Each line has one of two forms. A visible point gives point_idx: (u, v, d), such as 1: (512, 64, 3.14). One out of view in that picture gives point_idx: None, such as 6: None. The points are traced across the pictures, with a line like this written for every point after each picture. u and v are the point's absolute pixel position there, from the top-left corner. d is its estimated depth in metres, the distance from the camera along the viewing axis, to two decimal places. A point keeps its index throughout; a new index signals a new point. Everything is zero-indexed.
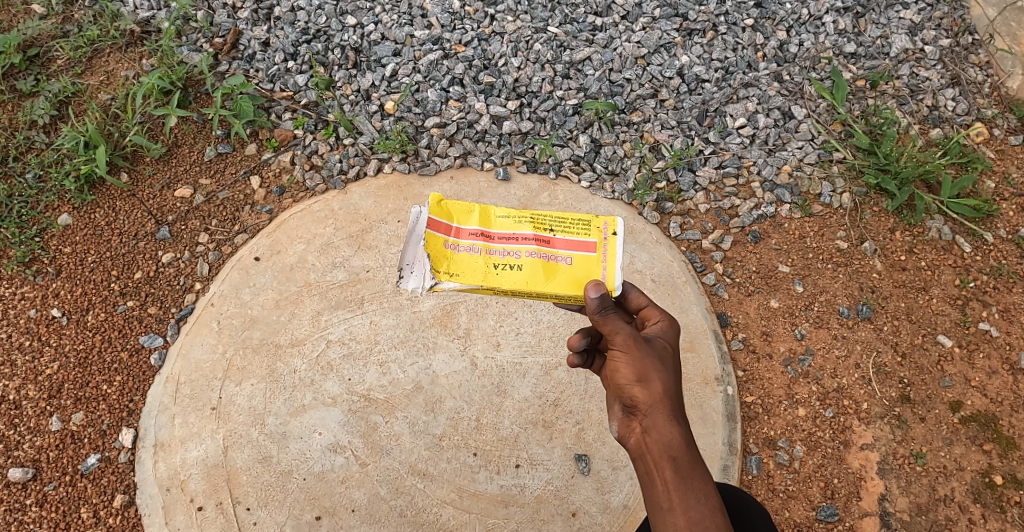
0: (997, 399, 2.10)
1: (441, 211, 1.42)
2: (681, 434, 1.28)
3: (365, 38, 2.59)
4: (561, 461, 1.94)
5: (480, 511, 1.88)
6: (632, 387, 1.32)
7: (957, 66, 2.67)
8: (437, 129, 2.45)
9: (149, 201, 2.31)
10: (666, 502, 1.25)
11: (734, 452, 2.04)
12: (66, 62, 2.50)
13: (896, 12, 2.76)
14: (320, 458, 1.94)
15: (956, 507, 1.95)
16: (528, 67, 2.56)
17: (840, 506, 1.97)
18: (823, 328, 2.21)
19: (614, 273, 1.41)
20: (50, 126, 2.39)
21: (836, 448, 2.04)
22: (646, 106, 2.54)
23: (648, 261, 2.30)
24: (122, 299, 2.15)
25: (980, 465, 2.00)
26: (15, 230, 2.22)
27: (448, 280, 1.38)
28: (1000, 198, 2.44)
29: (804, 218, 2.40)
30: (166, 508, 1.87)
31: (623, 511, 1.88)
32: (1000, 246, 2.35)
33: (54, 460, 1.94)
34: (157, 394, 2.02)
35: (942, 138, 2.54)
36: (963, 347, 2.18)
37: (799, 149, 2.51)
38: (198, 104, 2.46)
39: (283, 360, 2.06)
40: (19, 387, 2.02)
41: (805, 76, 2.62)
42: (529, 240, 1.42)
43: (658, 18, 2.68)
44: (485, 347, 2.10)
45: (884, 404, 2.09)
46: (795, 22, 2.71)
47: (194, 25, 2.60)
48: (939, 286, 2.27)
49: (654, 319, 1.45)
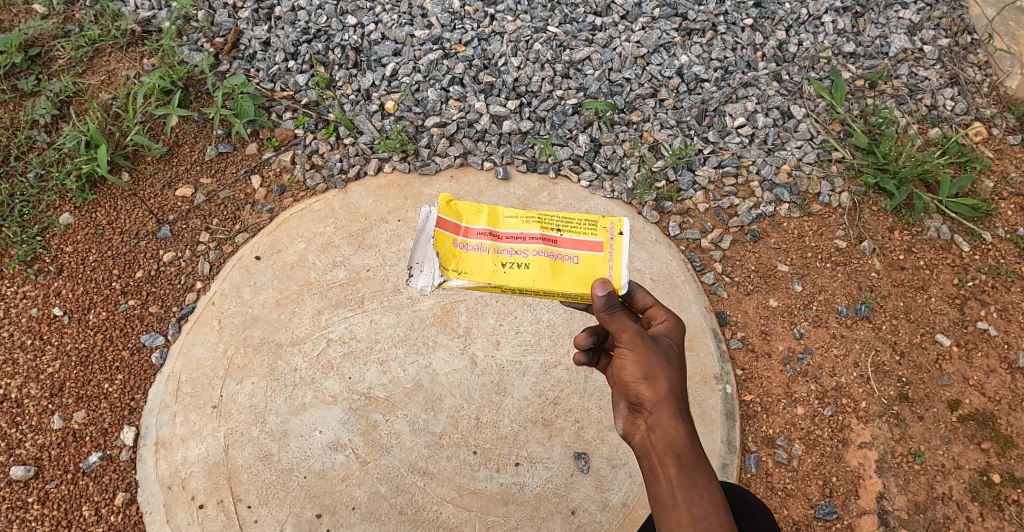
0: (995, 398, 2.11)
1: (451, 211, 1.45)
2: (686, 432, 1.29)
3: (365, 37, 2.60)
4: (560, 459, 1.95)
5: (480, 509, 1.89)
6: (638, 384, 1.34)
7: (956, 66, 2.68)
8: (437, 129, 2.46)
9: (150, 200, 2.31)
10: (669, 500, 1.24)
11: (733, 450, 2.05)
12: (67, 62, 2.51)
13: (895, 12, 2.76)
14: (320, 456, 1.95)
15: (954, 505, 1.96)
16: (528, 67, 2.56)
17: (838, 504, 1.98)
18: (822, 327, 2.22)
19: (620, 272, 1.41)
20: (51, 126, 2.40)
21: (834, 446, 2.05)
22: (646, 105, 2.55)
23: (648, 260, 2.30)
24: (123, 298, 2.16)
25: (978, 463, 2.01)
26: (16, 229, 2.23)
27: (456, 278, 1.39)
28: (998, 197, 2.45)
29: (803, 218, 2.40)
30: (167, 506, 1.88)
31: (622, 509, 1.89)
32: (998, 245, 2.36)
33: (56, 458, 1.95)
34: (158, 392, 2.03)
35: (940, 138, 2.55)
36: (961, 346, 2.18)
37: (798, 148, 2.51)
38: (199, 104, 2.47)
39: (284, 358, 2.07)
40: (21, 386, 2.03)
41: (804, 76, 2.63)
42: (536, 239, 1.42)
43: (657, 17, 2.68)
44: (484, 345, 2.10)
45: (882, 403, 2.10)
46: (794, 22, 2.72)
47: (194, 24, 2.61)
48: (937, 285, 2.28)
49: (660, 318, 1.47)
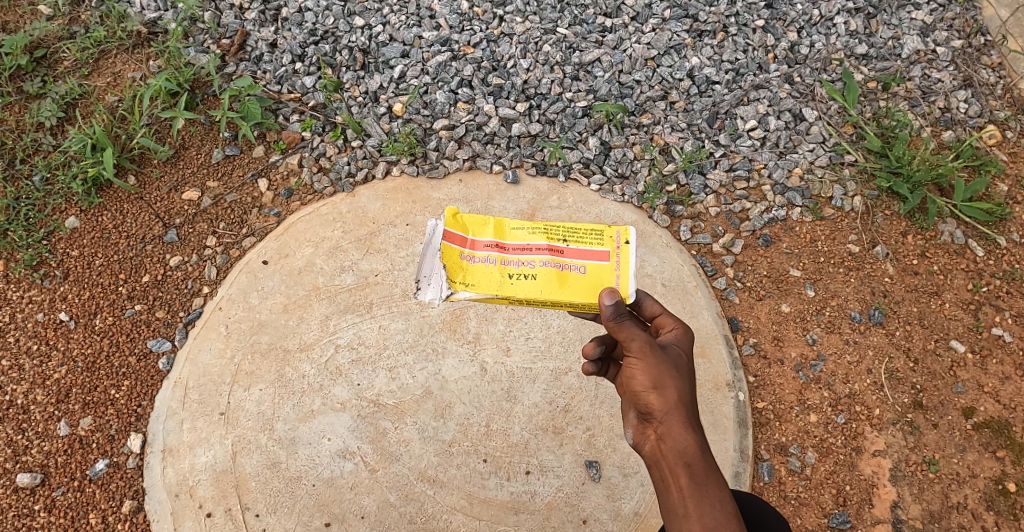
0: (1010, 405, 2.08)
1: (457, 224, 1.41)
2: (697, 441, 1.26)
3: (373, 39, 2.57)
4: (571, 468, 1.93)
5: (491, 518, 1.86)
6: (647, 394, 1.31)
7: (969, 68, 2.65)
8: (445, 131, 2.44)
9: (157, 204, 2.30)
10: (680, 509, 1.22)
11: (745, 458, 2.02)
12: (73, 64, 2.49)
13: (908, 12, 2.73)
14: (329, 464, 1.93)
15: (969, 515, 1.93)
16: (538, 69, 2.53)
17: (852, 514, 1.95)
18: (835, 333, 2.19)
19: (627, 281, 1.38)
20: (56, 128, 2.38)
21: (848, 454, 2.02)
22: (657, 107, 2.52)
23: (659, 265, 2.28)
24: (129, 303, 2.15)
25: (993, 472, 1.98)
26: (22, 233, 2.21)
27: (463, 290, 1.37)
28: (1013, 201, 2.42)
29: (815, 222, 2.38)
30: (175, 514, 1.86)
31: (633, 519, 1.87)
32: (1014, 250, 2.33)
33: (62, 465, 1.93)
34: (164, 399, 2.00)
35: (954, 140, 2.52)
36: (976, 353, 2.15)
37: (810, 151, 2.49)
38: (206, 106, 2.45)
39: (291, 364, 2.05)
40: (27, 392, 2.02)
41: (816, 78, 2.60)
42: (543, 250, 1.40)
43: (668, 19, 2.65)
44: (494, 352, 2.08)
45: (897, 410, 2.07)
46: (806, 23, 2.68)
47: (200, 26, 2.57)
48: (951, 290, 2.25)
49: (668, 327, 1.45)
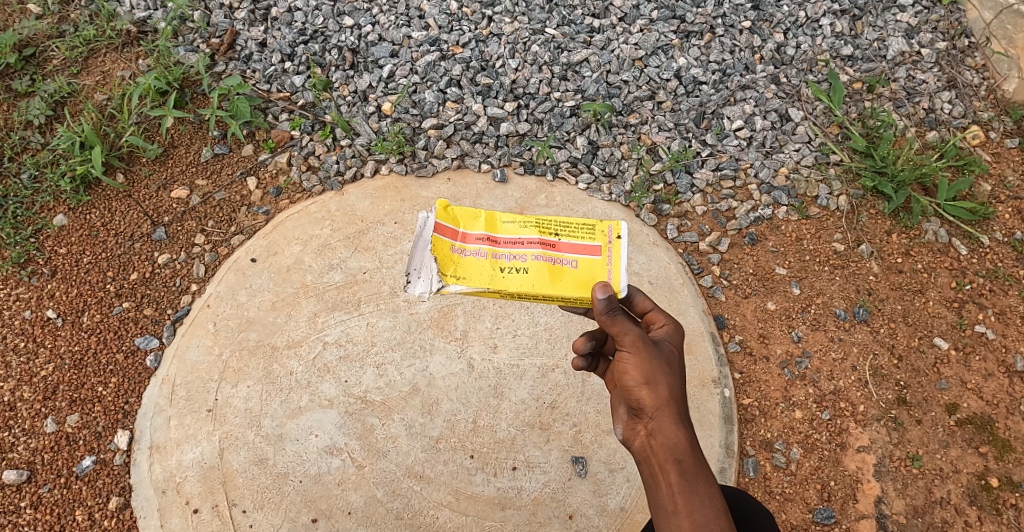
0: (993, 401, 2.10)
1: (448, 217, 1.42)
2: (687, 437, 1.27)
3: (363, 38, 2.59)
4: (558, 463, 1.94)
5: (477, 514, 1.87)
6: (639, 389, 1.32)
7: (953, 69, 2.68)
8: (434, 130, 2.45)
9: (146, 202, 2.30)
10: (670, 505, 1.22)
11: (731, 454, 2.03)
12: (62, 63, 2.50)
13: (892, 15, 2.78)
14: (316, 460, 1.93)
15: (952, 510, 1.95)
16: (526, 69, 2.56)
17: (836, 509, 1.96)
18: (820, 330, 2.21)
19: (620, 275, 1.39)
20: (45, 126, 2.38)
21: (832, 450, 2.04)
22: (644, 107, 2.54)
23: (646, 263, 2.29)
24: (117, 300, 2.15)
25: (976, 467, 2.01)
26: (9, 230, 2.21)
27: (454, 283, 1.37)
28: (996, 201, 2.44)
29: (801, 221, 2.40)
30: (162, 510, 1.86)
31: (620, 514, 1.88)
32: (996, 249, 2.35)
33: (48, 462, 1.93)
34: (153, 396, 2.01)
35: (938, 141, 2.54)
36: (959, 350, 2.18)
37: (796, 151, 2.51)
38: (194, 105, 2.46)
39: (280, 361, 2.06)
40: (14, 389, 2.02)
41: (802, 78, 2.63)
42: (534, 244, 1.42)
43: (655, 19, 2.69)
44: (482, 348, 2.10)
45: (881, 406, 2.09)
46: (791, 25, 2.72)
47: (190, 25, 2.59)
48: (935, 288, 2.28)
49: (659, 323, 1.46)
